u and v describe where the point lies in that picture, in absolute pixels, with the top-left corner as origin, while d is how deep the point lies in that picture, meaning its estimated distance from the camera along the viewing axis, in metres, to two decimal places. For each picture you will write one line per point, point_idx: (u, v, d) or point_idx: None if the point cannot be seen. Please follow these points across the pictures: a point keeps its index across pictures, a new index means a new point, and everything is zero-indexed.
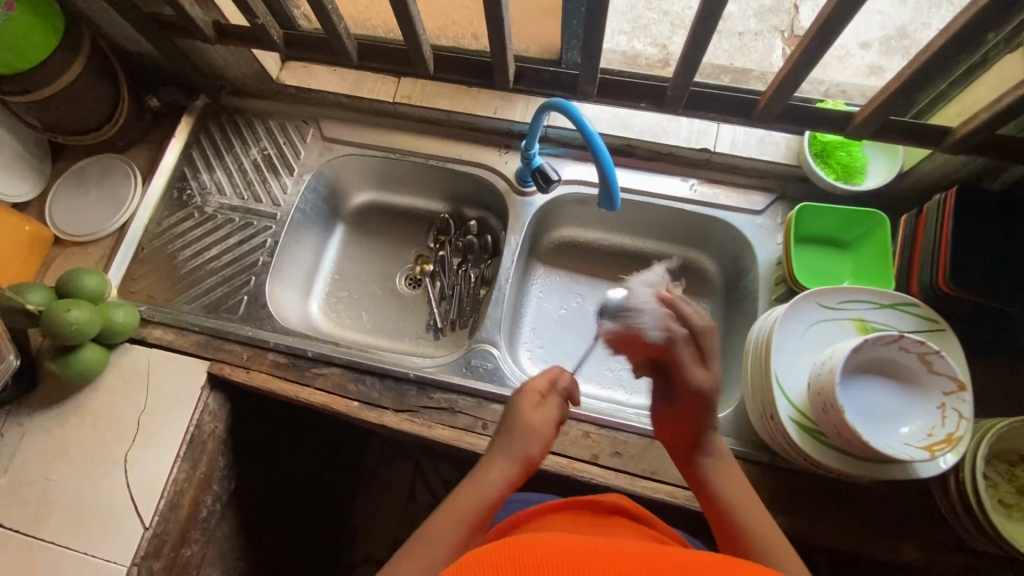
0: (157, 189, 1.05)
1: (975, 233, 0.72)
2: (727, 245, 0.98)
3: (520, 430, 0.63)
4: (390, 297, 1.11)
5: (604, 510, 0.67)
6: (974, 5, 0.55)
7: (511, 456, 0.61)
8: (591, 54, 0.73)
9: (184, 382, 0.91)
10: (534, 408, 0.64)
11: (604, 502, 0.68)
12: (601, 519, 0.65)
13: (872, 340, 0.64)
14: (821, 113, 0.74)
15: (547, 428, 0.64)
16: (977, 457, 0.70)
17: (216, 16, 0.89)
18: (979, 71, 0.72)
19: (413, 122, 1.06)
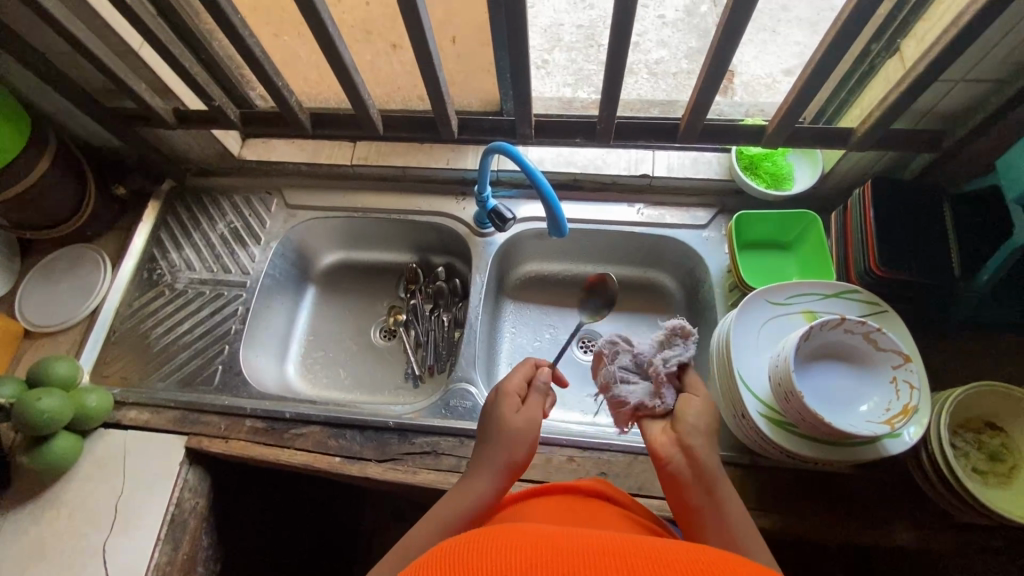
0: (127, 272, 1.07)
1: (894, 217, 0.79)
2: (682, 260, 1.03)
3: (494, 433, 0.64)
4: (367, 351, 1.12)
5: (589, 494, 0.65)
6: (837, 23, 0.64)
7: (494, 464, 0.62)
8: (522, 99, 0.80)
9: (161, 460, 0.89)
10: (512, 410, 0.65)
11: (586, 487, 0.66)
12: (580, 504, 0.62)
13: (818, 326, 0.68)
14: (742, 128, 0.82)
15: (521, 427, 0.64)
16: (940, 425, 0.70)
17: (176, 103, 0.96)
18: (864, 78, 0.81)
19: (372, 181, 1.12)
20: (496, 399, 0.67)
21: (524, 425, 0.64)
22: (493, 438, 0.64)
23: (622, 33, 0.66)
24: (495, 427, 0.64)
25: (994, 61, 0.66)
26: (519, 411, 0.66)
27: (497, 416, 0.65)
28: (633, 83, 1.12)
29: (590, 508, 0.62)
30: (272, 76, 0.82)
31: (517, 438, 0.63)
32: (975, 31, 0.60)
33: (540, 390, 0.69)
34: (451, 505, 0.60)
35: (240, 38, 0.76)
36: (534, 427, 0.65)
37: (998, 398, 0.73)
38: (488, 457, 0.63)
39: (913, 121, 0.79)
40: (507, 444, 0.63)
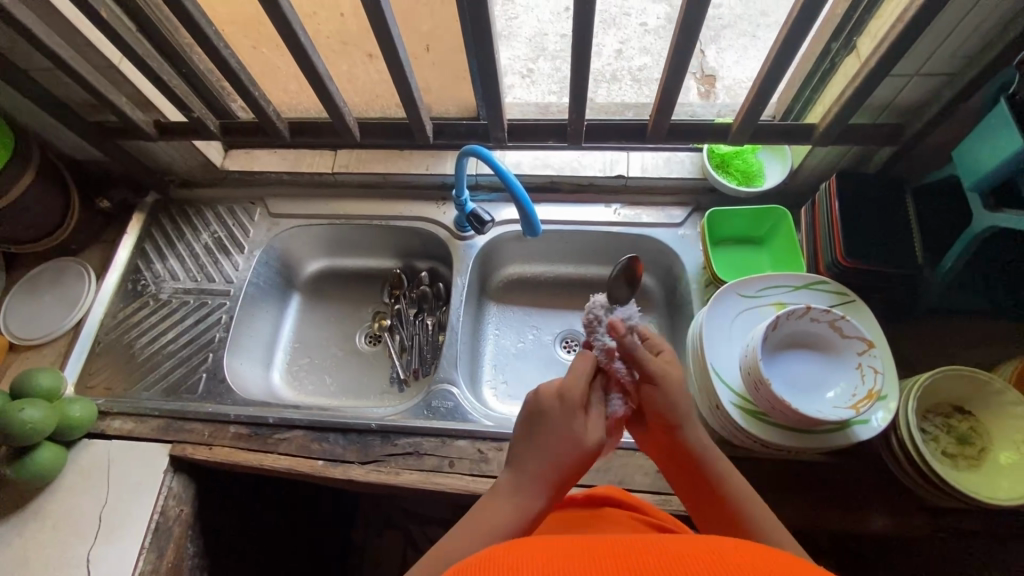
0: (112, 284, 1.09)
1: (858, 209, 0.81)
2: (659, 258, 1.05)
3: (558, 448, 0.57)
4: (352, 356, 1.13)
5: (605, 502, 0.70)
6: (788, 22, 0.67)
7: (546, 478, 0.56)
8: (494, 104, 0.82)
9: (147, 468, 0.90)
10: (579, 425, 0.58)
11: (605, 496, 0.71)
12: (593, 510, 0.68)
13: (785, 315, 0.69)
14: (709, 126, 0.85)
15: (585, 442, 0.57)
16: (908, 410, 0.71)
17: (157, 116, 0.98)
18: (824, 76, 0.84)
19: (354, 188, 1.13)
20: (559, 403, 0.59)
21: (594, 444, 0.58)
22: (556, 450, 0.57)
23: (585, 36, 0.68)
24: (556, 439, 0.57)
25: (943, 54, 0.69)
26: (587, 427, 0.58)
27: (560, 429, 0.58)
28: (617, 89, 1.16)
29: (606, 514, 0.67)
30: (248, 87, 0.84)
31: (584, 456, 0.57)
32: (919, 26, 0.62)
33: (609, 392, 0.62)
34: (493, 520, 0.54)
35: (216, 50, 0.78)
36: (601, 449, 0.58)
37: (965, 381, 0.74)
38: (543, 471, 0.56)
39: (873, 115, 0.81)
40: (574, 462, 0.57)
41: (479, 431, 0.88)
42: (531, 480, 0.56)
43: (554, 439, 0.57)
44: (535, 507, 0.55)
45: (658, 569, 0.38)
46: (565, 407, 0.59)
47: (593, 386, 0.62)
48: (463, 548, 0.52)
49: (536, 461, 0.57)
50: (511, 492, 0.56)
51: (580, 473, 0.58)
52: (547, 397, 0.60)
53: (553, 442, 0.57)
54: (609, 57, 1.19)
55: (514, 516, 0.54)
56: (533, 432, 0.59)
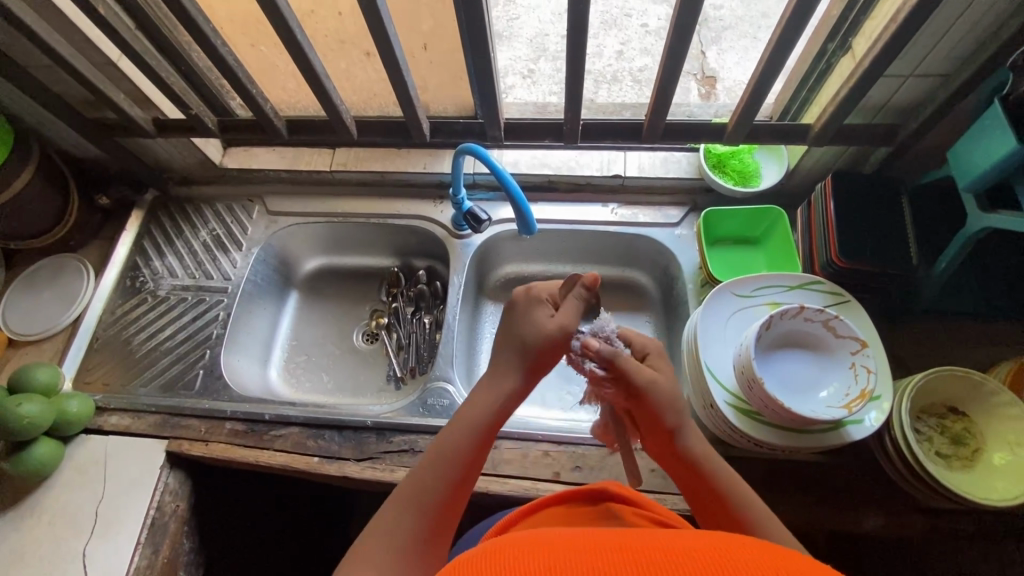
0: (111, 281, 1.09)
1: (854, 210, 0.81)
2: (656, 258, 1.05)
3: (525, 337, 0.63)
4: (349, 354, 1.13)
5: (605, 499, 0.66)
6: (782, 22, 0.67)
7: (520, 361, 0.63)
8: (490, 103, 0.83)
9: (143, 464, 0.90)
10: (544, 315, 0.64)
11: (602, 492, 0.67)
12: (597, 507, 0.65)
13: (778, 314, 0.70)
14: (705, 126, 0.85)
15: (551, 327, 0.63)
16: (902, 410, 0.71)
17: (156, 113, 0.98)
18: (820, 76, 0.84)
19: (352, 186, 1.14)
20: (525, 301, 0.66)
21: (557, 329, 0.63)
22: (524, 338, 0.63)
23: (580, 35, 0.68)
24: (526, 331, 0.64)
25: (938, 54, 0.69)
26: (554, 318, 0.64)
27: (528, 319, 0.64)
28: (617, 90, 1.16)
29: (603, 512, 0.64)
30: (246, 84, 0.84)
31: (547, 339, 0.63)
32: (913, 25, 0.63)
33: (581, 294, 0.66)
34: (471, 415, 0.61)
35: (212, 47, 0.78)
36: (567, 334, 0.64)
37: (960, 383, 0.74)
38: (519, 359, 0.63)
39: (869, 116, 0.81)
40: (539, 348, 0.63)
41: None
42: (504, 366, 0.64)
43: (522, 331, 0.64)
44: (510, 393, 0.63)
45: (664, 564, 0.38)
46: (529, 300, 0.66)
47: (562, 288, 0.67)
48: (446, 444, 0.59)
49: (506, 348, 0.64)
50: (486, 382, 0.64)
51: (550, 357, 0.64)
52: (516, 295, 0.67)
53: (521, 331, 0.64)
54: (607, 56, 1.19)
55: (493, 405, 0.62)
56: (506, 325, 0.66)
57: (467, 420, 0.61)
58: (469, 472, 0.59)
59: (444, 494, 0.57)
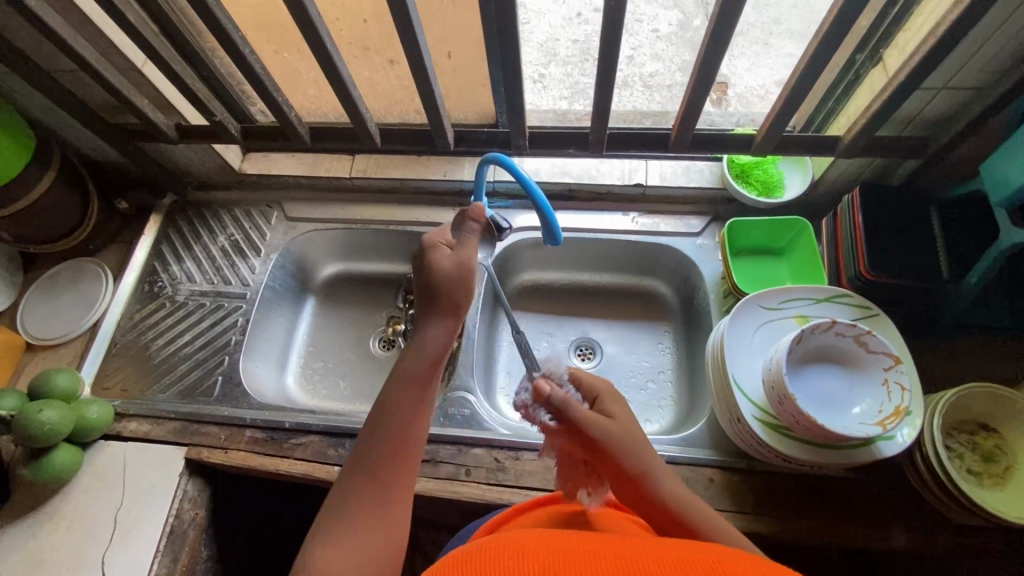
0: (129, 285, 1.09)
1: (882, 222, 0.80)
2: (677, 267, 1.04)
3: (435, 285, 0.61)
4: (365, 361, 1.12)
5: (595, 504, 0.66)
6: (816, 35, 0.66)
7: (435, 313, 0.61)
8: (517, 114, 0.83)
9: (162, 471, 0.90)
10: (443, 257, 0.62)
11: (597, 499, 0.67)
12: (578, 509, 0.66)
13: (810, 329, 0.69)
14: (732, 136, 0.84)
15: (460, 271, 0.61)
16: (933, 427, 0.71)
17: (178, 119, 0.98)
18: (849, 87, 0.83)
19: (371, 193, 1.13)
20: (439, 248, 0.63)
21: (466, 267, 0.61)
22: (433, 288, 0.61)
23: (612, 47, 0.68)
24: (434, 282, 0.61)
25: (973, 68, 0.68)
26: (461, 254, 0.62)
27: (427, 265, 0.63)
28: (628, 96, 1.14)
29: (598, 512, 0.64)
30: (271, 92, 0.84)
31: (459, 280, 0.61)
32: (952, 40, 0.62)
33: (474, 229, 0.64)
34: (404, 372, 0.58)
35: (241, 55, 0.78)
36: (470, 269, 0.61)
37: (990, 399, 0.73)
38: (437, 315, 0.61)
39: (898, 128, 0.81)
40: (456, 283, 0.61)
41: (496, 440, 0.87)
42: (430, 319, 0.61)
43: (430, 282, 0.61)
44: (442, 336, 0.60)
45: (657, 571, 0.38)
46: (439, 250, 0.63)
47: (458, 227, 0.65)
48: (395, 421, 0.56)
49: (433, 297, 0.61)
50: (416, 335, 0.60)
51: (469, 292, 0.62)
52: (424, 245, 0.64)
53: (438, 276, 0.61)
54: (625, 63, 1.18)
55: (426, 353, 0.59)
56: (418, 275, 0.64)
57: (405, 377, 0.57)
58: (406, 442, 0.56)
59: (376, 460, 0.54)
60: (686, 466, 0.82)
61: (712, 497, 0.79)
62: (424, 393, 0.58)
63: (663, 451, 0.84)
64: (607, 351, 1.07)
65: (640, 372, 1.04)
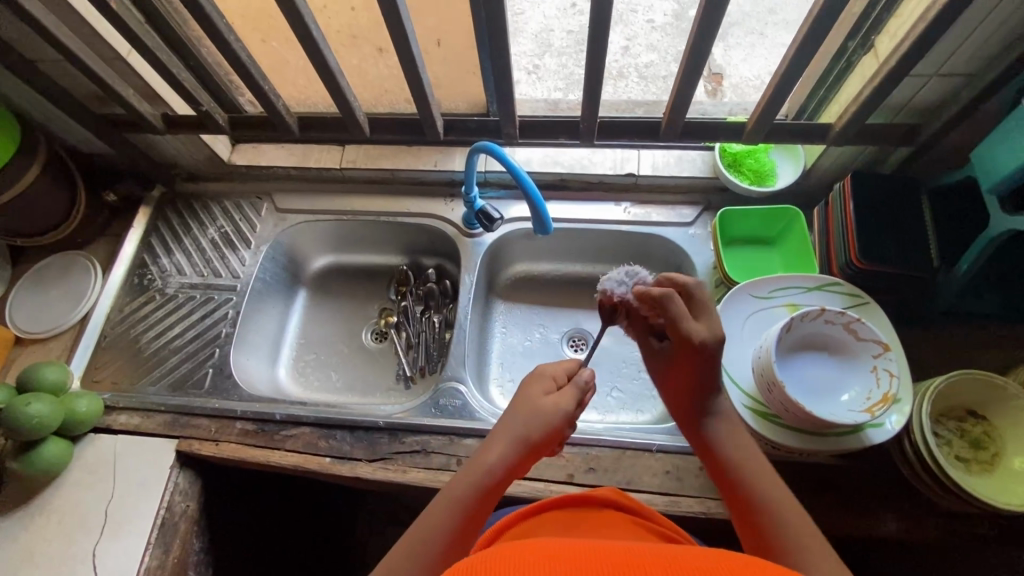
0: (118, 278, 1.08)
1: (873, 211, 0.80)
2: (669, 258, 1.04)
3: (525, 416, 0.67)
4: (358, 353, 1.12)
5: (602, 504, 0.72)
6: (807, 20, 0.66)
7: (511, 436, 0.66)
8: (505, 102, 0.82)
9: (153, 464, 0.90)
10: (540, 391, 0.70)
11: (601, 498, 0.73)
12: (589, 517, 0.69)
13: (798, 317, 0.69)
14: (723, 125, 0.84)
15: (549, 410, 0.68)
16: (922, 414, 0.71)
17: (165, 109, 0.97)
18: (840, 75, 0.83)
19: (362, 183, 1.13)
20: (542, 374, 0.72)
21: (555, 411, 0.68)
22: (524, 418, 0.67)
23: (601, 32, 0.67)
24: (523, 413, 0.68)
25: (965, 53, 0.68)
26: (559, 398, 0.70)
27: (526, 394, 0.70)
28: (623, 86, 1.14)
29: (606, 520, 0.68)
30: (257, 80, 0.83)
31: (538, 413, 0.68)
32: (943, 25, 0.61)
33: (580, 386, 0.72)
34: (467, 474, 0.63)
35: (225, 43, 0.77)
36: (558, 415, 0.68)
37: (980, 386, 0.73)
38: (514, 442, 0.66)
39: (889, 116, 0.80)
40: (538, 422, 0.67)
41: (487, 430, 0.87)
42: (497, 441, 0.66)
43: (524, 411, 0.68)
44: (503, 461, 0.64)
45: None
46: (541, 378, 0.72)
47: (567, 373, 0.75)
48: (439, 518, 0.59)
49: (510, 422, 0.67)
50: (480, 450, 0.66)
51: (547, 435, 0.68)
52: (530, 377, 0.73)
53: (523, 404, 0.69)
54: (619, 52, 1.17)
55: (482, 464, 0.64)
56: (516, 402, 0.70)
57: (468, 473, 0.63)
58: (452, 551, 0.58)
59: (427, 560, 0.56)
60: (676, 454, 0.83)
61: (703, 485, 0.80)
62: (479, 505, 0.61)
63: (654, 440, 0.84)
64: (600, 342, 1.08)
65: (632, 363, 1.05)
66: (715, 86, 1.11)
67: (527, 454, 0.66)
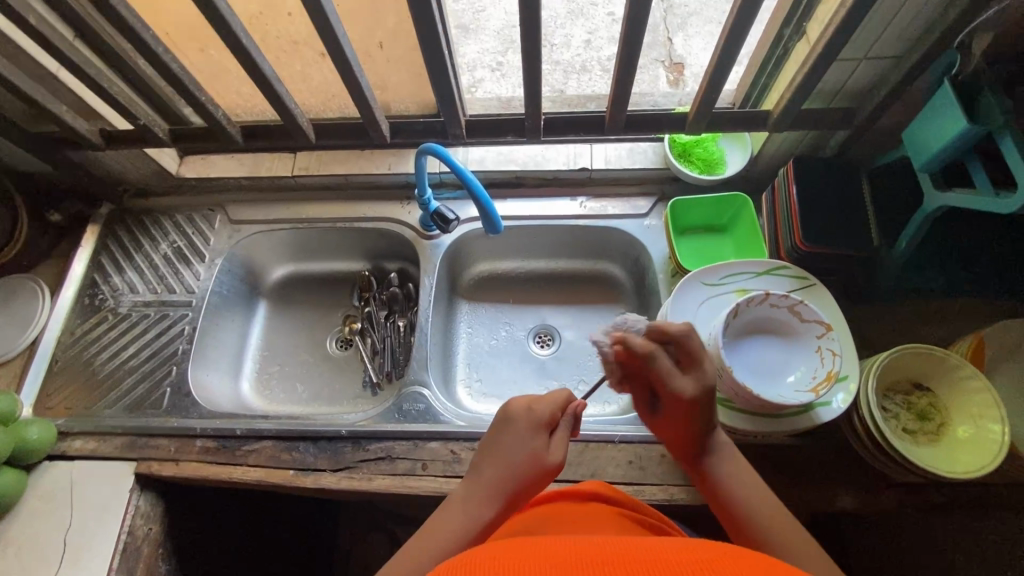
0: (68, 300, 1.05)
1: (816, 194, 0.81)
2: (628, 249, 1.06)
3: (515, 465, 0.60)
4: (323, 362, 1.11)
5: (584, 496, 0.71)
6: (735, 8, 0.66)
7: (496, 492, 0.59)
8: (448, 102, 0.82)
9: (111, 489, 0.88)
10: (527, 435, 0.62)
11: (583, 491, 0.71)
12: (572, 506, 0.68)
13: (745, 302, 0.71)
14: (666, 116, 0.84)
15: (539, 463, 0.60)
16: (868, 390, 0.72)
17: (103, 125, 0.94)
18: (777, 61, 0.84)
19: (316, 190, 1.11)
20: (525, 412, 0.64)
21: (552, 466, 0.61)
22: (514, 467, 0.60)
23: (534, 30, 0.67)
24: (514, 460, 0.60)
25: (890, 36, 0.70)
26: (548, 447, 0.62)
27: (515, 436, 0.62)
28: (586, 80, 1.14)
29: (588, 510, 0.67)
30: (194, 91, 0.81)
31: (532, 465, 0.60)
32: (862, 10, 0.63)
33: (571, 420, 0.66)
34: (449, 525, 0.57)
35: (155, 55, 0.75)
36: (553, 471, 0.61)
37: (923, 358, 0.76)
38: (500, 494, 0.58)
39: (827, 100, 0.82)
40: (523, 477, 0.59)
41: (451, 432, 0.87)
42: (480, 494, 0.59)
43: (512, 456, 0.60)
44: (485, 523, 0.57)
45: (660, 565, 0.40)
46: (531, 422, 0.63)
47: (559, 405, 0.66)
48: (420, 556, 0.54)
49: (490, 474, 0.60)
50: (462, 502, 0.59)
51: (535, 489, 0.60)
52: (516, 410, 0.64)
53: (507, 451, 0.61)
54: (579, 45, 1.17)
55: (460, 523, 0.57)
56: (498, 439, 0.62)
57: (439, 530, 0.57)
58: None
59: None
60: (639, 444, 0.84)
61: (665, 473, 0.81)
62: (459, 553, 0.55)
63: (617, 431, 0.85)
64: (565, 336, 1.09)
65: (597, 355, 1.06)
66: (674, 75, 1.12)
67: (510, 510, 0.59)
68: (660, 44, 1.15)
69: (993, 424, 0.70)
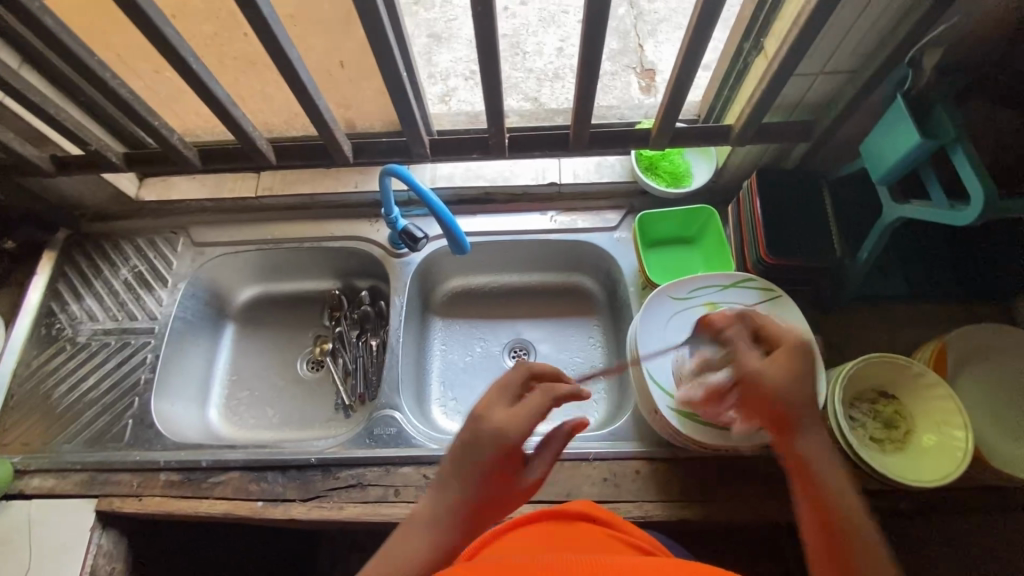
0: (23, 330, 1.01)
1: (779, 207, 0.82)
2: (599, 262, 1.06)
3: (489, 489, 0.56)
4: (293, 385, 1.08)
5: (573, 516, 0.69)
6: (690, 29, 0.67)
7: (467, 517, 0.55)
8: (410, 122, 0.81)
9: (71, 528, 0.84)
10: (504, 458, 0.56)
11: (572, 510, 0.70)
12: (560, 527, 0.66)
13: (711, 318, 0.71)
14: (630, 132, 0.85)
15: (514, 488, 0.57)
16: (835, 402, 0.73)
17: (55, 150, 0.91)
18: (737, 76, 0.85)
19: (282, 210, 1.09)
20: (495, 436, 0.57)
21: (528, 488, 0.58)
22: (488, 492, 0.56)
23: (491, 52, 0.67)
24: (485, 485, 0.56)
25: (843, 52, 0.71)
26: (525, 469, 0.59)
27: (489, 456, 0.56)
28: (560, 87, 1.13)
29: (575, 530, 0.66)
30: (146, 117, 0.78)
31: (507, 489, 0.57)
32: (813, 30, 0.64)
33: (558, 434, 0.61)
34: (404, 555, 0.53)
35: (103, 81, 0.72)
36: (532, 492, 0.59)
37: (887, 367, 0.77)
38: (470, 522, 0.55)
39: (786, 113, 0.83)
40: (496, 502, 0.56)
41: (423, 456, 0.85)
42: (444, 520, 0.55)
43: (484, 480, 0.56)
44: (449, 554, 0.54)
45: None
46: (507, 442, 0.56)
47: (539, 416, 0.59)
48: None
49: (460, 497, 0.55)
50: (426, 525, 0.55)
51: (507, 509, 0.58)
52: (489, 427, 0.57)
53: (480, 475, 0.56)
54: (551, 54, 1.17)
55: (423, 550, 0.53)
56: (470, 459, 0.56)
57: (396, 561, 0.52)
58: None
59: None
60: (613, 461, 0.83)
61: (639, 490, 0.81)
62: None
63: (590, 449, 0.85)
64: (540, 351, 1.08)
65: (572, 369, 1.06)
66: (646, 82, 1.12)
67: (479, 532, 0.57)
68: (633, 52, 1.15)
69: (957, 431, 0.71)
